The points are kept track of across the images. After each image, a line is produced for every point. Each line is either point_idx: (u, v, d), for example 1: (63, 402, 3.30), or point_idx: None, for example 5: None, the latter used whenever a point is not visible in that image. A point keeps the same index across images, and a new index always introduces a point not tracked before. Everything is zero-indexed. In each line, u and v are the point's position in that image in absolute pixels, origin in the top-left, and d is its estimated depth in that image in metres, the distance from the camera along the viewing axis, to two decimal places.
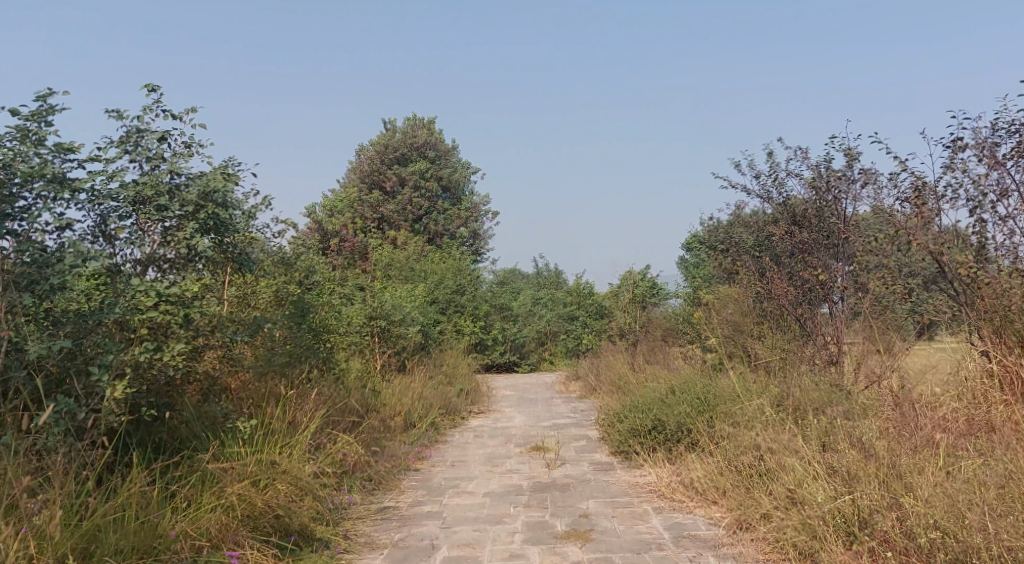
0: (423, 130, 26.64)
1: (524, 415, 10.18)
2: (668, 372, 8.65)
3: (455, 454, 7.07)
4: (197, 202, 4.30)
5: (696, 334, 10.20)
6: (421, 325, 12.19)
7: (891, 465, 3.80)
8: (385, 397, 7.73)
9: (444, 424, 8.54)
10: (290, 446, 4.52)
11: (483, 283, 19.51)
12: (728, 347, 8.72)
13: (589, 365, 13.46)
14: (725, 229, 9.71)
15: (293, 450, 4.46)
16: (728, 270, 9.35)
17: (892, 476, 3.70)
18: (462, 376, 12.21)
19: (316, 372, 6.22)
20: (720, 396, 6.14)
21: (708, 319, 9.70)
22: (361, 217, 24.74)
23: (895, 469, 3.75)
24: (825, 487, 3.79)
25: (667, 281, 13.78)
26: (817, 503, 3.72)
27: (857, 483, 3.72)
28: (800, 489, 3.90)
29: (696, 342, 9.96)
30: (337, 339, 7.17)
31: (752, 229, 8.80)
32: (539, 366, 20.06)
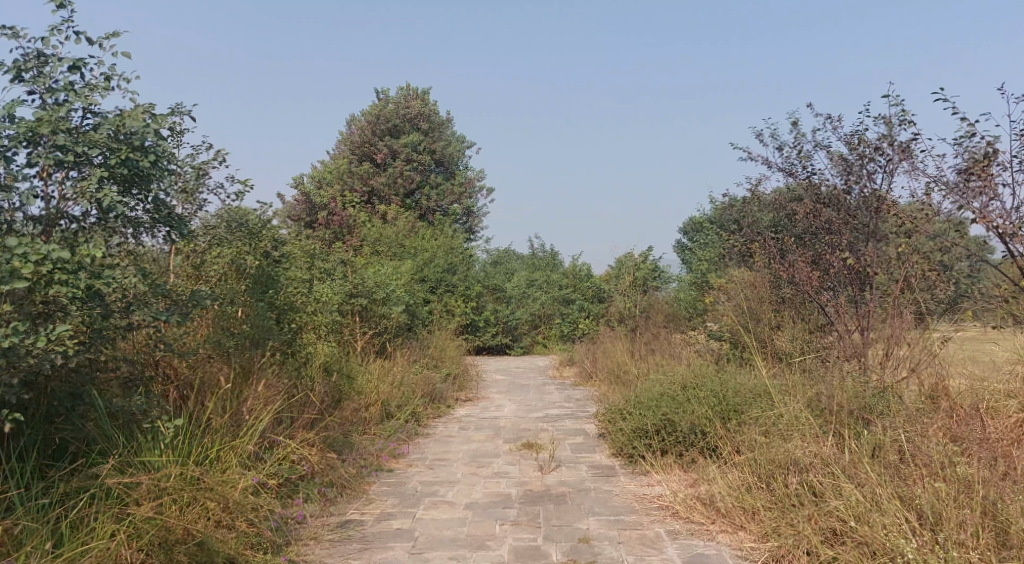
0: (417, 101, 25.68)
1: (515, 404, 9.39)
2: (674, 363, 7.86)
3: (436, 452, 6.26)
4: (110, 143, 3.45)
5: (704, 320, 9.41)
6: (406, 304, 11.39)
7: (993, 508, 3.05)
8: (360, 384, 6.92)
9: (426, 413, 7.74)
10: (229, 451, 3.73)
11: (475, 262, 18.69)
12: (741, 336, 7.92)
13: (585, 351, 12.66)
14: (738, 207, 8.90)
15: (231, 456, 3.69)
16: (741, 252, 8.55)
17: (1001, 528, 2.97)
18: (449, 359, 11.41)
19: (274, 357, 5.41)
20: (738, 396, 5.37)
21: (717, 304, 8.91)
22: (350, 190, 23.82)
23: (1001, 516, 3.01)
24: (911, 534, 3.04)
25: (670, 263, 13.00)
26: (901, 556, 2.95)
27: (954, 534, 2.97)
28: (870, 531, 3.15)
29: (703, 329, 9.15)
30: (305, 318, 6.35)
31: (769, 207, 8.00)
32: (532, 350, 19.25)
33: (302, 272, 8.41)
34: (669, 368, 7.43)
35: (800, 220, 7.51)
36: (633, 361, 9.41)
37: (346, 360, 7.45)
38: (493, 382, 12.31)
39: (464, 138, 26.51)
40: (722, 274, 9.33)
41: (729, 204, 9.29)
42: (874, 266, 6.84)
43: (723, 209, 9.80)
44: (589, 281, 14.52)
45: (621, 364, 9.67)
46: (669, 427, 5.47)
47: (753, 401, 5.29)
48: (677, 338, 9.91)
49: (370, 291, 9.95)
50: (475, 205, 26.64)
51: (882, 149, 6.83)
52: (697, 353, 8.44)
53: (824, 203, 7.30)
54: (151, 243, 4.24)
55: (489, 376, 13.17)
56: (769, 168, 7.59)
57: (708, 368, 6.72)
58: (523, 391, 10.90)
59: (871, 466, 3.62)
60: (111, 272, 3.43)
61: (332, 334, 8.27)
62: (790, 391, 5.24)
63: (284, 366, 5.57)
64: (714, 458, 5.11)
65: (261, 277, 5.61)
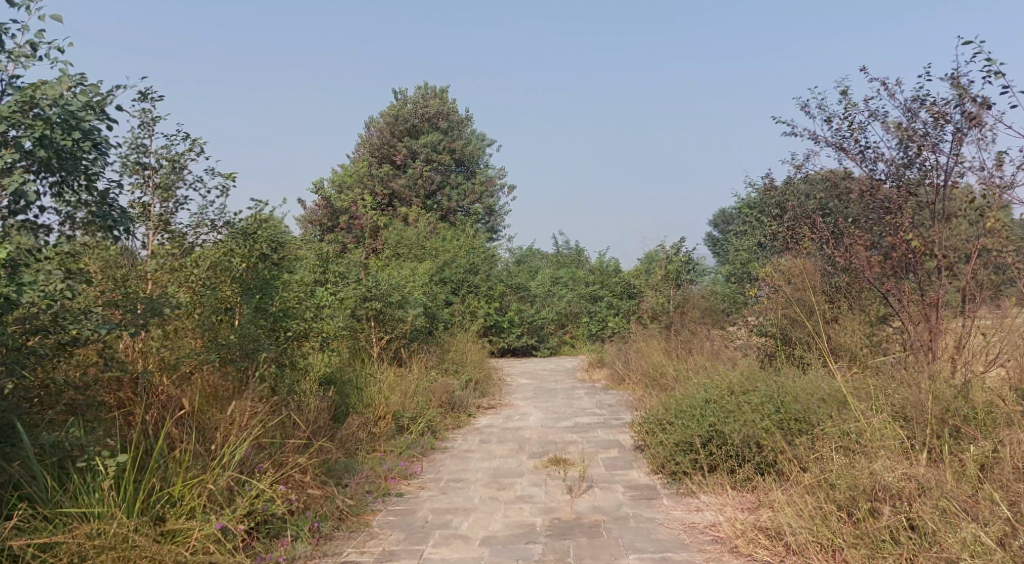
0: (436, 100, 25.11)
1: (542, 412, 8.68)
2: (716, 363, 7.13)
3: (453, 470, 5.59)
4: (25, 119, 2.88)
5: (745, 315, 8.64)
6: (425, 307, 10.78)
7: None
8: (366, 398, 6.28)
9: (444, 425, 7.09)
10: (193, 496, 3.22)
11: (498, 262, 18.03)
12: (789, 331, 7.16)
13: (616, 351, 11.91)
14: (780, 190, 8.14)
15: (192, 502, 3.20)
16: (785, 240, 7.79)
17: None
18: (472, 363, 10.77)
19: (265, 372, 4.82)
20: (797, 402, 4.66)
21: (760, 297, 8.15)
22: (370, 192, 23.32)
23: None
24: None
25: (704, 255, 12.21)
26: None
27: None
28: None
29: (745, 326, 8.38)
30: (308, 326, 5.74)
31: (817, 188, 7.27)
32: (560, 351, 18.51)
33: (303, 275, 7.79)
34: (712, 369, 6.70)
35: (855, 200, 6.77)
36: (669, 362, 8.66)
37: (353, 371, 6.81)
38: (519, 387, 11.63)
39: (485, 135, 25.87)
40: (764, 264, 8.55)
41: (770, 189, 8.53)
42: (941, 250, 6.07)
43: (763, 196, 9.04)
44: (618, 277, 13.77)
45: (656, 366, 8.93)
46: (718, 438, 4.78)
47: (816, 407, 4.58)
48: (717, 335, 9.15)
49: (385, 295, 9.34)
50: (498, 204, 25.98)
51: (948, 116, 6.05)
52: (739, 352, 7.68)
53: (881, 181, 6.57)
54: (96, 238, 3.71)
55: (515, 379, 12.50)
56: (816, 144, 6.86)
57: (757, 370, 5.99)
58: (551, 397, 10.20)
59: (991, 499, 2.92)
60: (33, 277, 2.86)
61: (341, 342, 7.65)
62: (859, 396, 4.51)
63: (277, 382, 4.97)
64: (774, 476, 4.40)
65: (251, 285, 5.09)
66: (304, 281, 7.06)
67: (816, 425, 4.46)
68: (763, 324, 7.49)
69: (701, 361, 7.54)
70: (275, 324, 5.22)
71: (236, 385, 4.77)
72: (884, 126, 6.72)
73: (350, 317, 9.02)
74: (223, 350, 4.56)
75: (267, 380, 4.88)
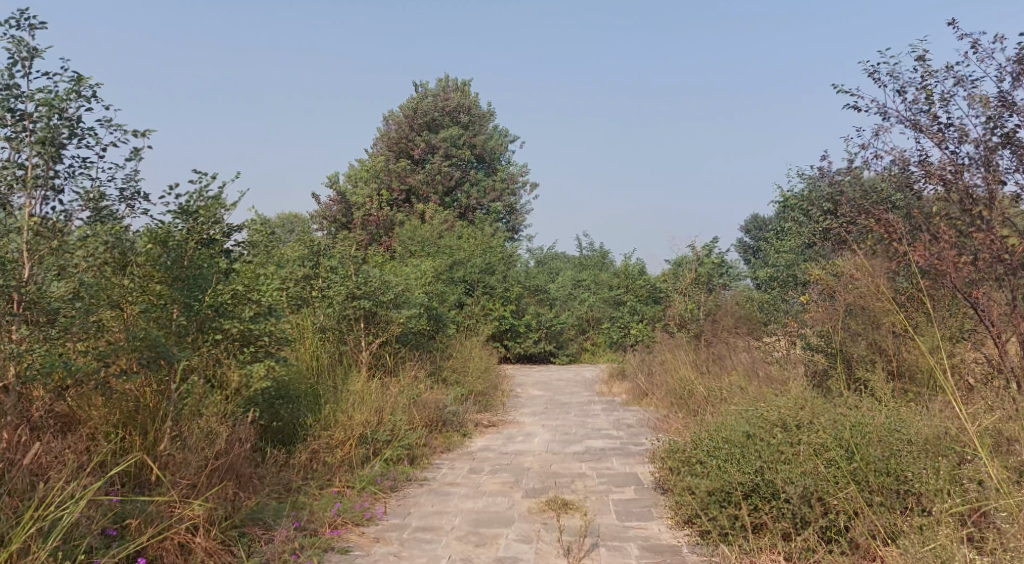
0: (456, 93, 24.06)
1: (549, 432, 7.50)
2: (756, 386, 5.93)
3: (424, 513, 4.44)
4: None
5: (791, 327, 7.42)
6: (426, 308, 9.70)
7: None
8: (326, 421, 5.14)
9: (429, 449, 5.96)
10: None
11: (517, 263, 16.86)
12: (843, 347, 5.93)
13: (639, 363, 10.66)
14: (836, 179, 6.91)
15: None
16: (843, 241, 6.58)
17: None
18: (476, 372, 9.63)
19: (186, 387, 3.88)
20: (878, 448, 3.51)
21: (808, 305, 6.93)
22: (386, 187, 22.27)
23: None
24: None
25: (740, 257, 10.99)
26: None
27: None
28: None
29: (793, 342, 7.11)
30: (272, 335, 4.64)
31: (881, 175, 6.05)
32: (579, 358, 17.28)
33: (267, 275, 6.67)
34: (753, 394, 5.48)
35: (930, 188, 5.52)
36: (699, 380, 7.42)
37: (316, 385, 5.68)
38: (530, 399, 10.47)
39: (507, 131, 24.74)
40: (815, 267, 7.33)
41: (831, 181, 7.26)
42: None
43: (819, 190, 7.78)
44: (644, 280, 12.49)
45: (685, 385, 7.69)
46: (768, 489, 3.62)
47: (907, 458, 3.44)
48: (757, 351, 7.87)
49: (376, 293, 8.21)
50: (519, 202, 24.82)
51: None
52: (784, 372, 6.42)
53: (964, 165, 5.33)
54: None
55: (526, 390, 11.34)
56: (884, 119, 5.64)
57: (814, 397, 4.77)
58: (562, 412, 9.00)
59: None
60: None
61: (313, 351, 6.52)
62: (971, 452, 3.39)
63: (202, 399, 4.04)
64: (849, 554, 3.24)
65: (176, 272, 4.19)
66: (265, 274, 5.95)
67: (914, 487, 3.33)
68: (814, 338, 6.25)
69: (739, 383, 6.31)
70: (205, 324, 4.28)
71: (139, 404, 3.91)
72: (970, 97, 5.49)
73: (333, 318, 7.90)
74: (114, 355, 3.70)
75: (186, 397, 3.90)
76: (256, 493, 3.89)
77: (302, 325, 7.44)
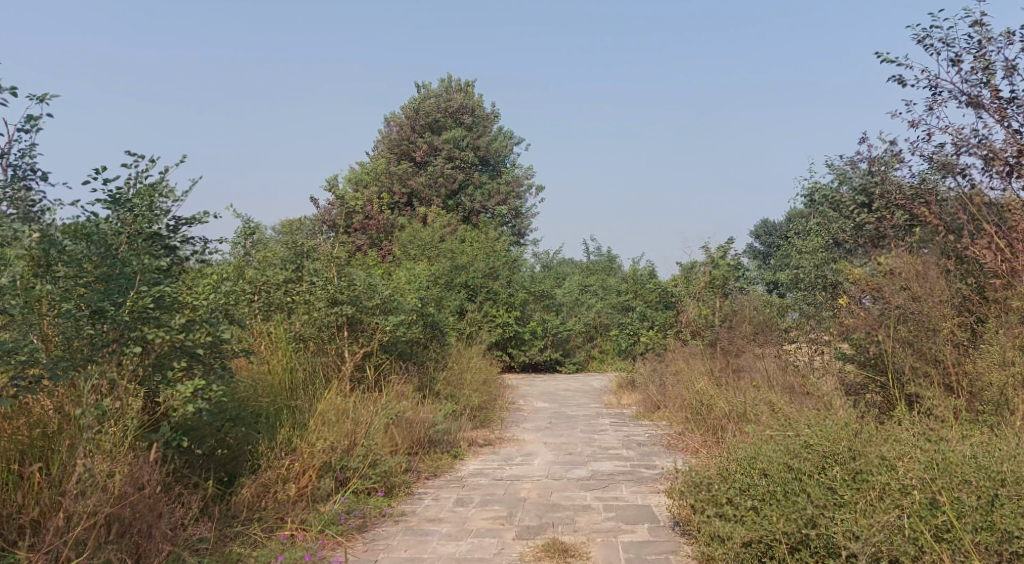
0: (460, 94, 23.31)
1: (551, 452, 6.69)
2: (791, 406, 5.14)
3: (393, 562, 3.65)
4: None
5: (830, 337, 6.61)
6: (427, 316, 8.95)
7: None
8: (282, 447, 4.36)
9: (409, 478, 5.19)
10: None
11: (522, 267, 16.03)
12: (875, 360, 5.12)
13: (650, 373, 9.84)
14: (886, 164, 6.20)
15: None
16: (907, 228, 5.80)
17: None
18: (474, 384, 8.85)
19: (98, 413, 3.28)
20: (970, 494, 2.77)
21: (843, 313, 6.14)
22: (387, 191, 21.54)
23: None
24: None
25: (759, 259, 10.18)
26: None
27: None
28: None
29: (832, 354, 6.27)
30: (209, 346, 3.88)
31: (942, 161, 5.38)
32: (587, 366, 16.45)
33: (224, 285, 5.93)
34: (786, 416, 4.68)
35: (992, 173, 4.78)
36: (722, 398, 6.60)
37: (276, 409, 4.91)
38: (532, 412, 9.67)
39: (512, 132, 23.95)
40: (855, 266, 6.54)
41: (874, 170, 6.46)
42: None
43: (858, 180, 6.96)
44: (653, 283, 11.36)
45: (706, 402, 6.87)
46: (822, 543, 2.93)
47: (1009, 507, 2.69)
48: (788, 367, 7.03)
49: (360, 299, 7.45)
50: (525, 206, 24.01)
51: None
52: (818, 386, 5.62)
53: None
54: None
55: (529, 403, 10.54)
56: (935, 94, 4.93)
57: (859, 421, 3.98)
58: (567, 428, 8.20)
59: None
60: None
61: (270, 384, 5.84)
62: None
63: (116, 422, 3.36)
64: None
65: (97, 273, 3.59)
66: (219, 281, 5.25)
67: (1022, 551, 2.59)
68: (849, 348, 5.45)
69: (768, 401, 5.50)
70: (129, 330, 3.58)
71: (44, 433, 3.37)
72: None
73: (313, 327, 7.14)
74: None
75: (99, 421, 3.32)
76: (174, 546, 3.35)
77: (275, 337, 6.68)
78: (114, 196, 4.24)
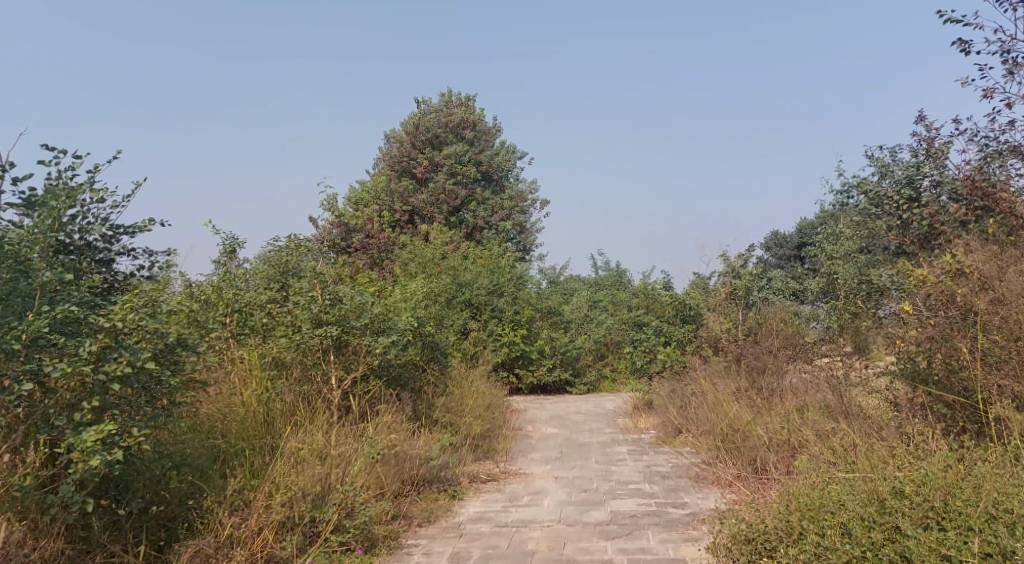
0: (461, 108, 22.65)
1: (563, 489, 5.88)
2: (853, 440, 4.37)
3: None
4: None
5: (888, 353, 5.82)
6: (426, 337, 8.21)
7: None
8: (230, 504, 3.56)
9: (397, 531, 4.39)
10: None
11: (528, 283, 15.24)
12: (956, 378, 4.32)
13: (669, 395, 9.03)
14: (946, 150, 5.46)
15: None
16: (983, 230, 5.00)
17: None
18: (477, 411, 8.04)
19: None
20: None
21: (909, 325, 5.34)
22: (387, 208, 20.85)
23: None
24: None
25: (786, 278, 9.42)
26: None
27: None
28: None
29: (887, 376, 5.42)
30: (137, 383, 3.14)
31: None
32: (598, 387, 15.60)
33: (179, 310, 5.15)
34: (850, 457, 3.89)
35: None
36: (759, 425, 5.77)
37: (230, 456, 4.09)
38: (542, 439, 8.85)
39: (515, 146, 23.27)
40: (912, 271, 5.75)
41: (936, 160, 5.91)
42: None
43: (908, 168, 6.18)
44: (669, 296, 10.55)
45: (742, 429, 6.04)
46: None
47: None
48: (829, 388, 6.20)
49: (347, 318, 6.67)
50: (530, 221, 23.28)
51: None
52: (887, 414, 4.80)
53: None
54: None
55: (538, 429, 9.72)
56: None
57: (953, 464, 3.19)
58: (581, 458, 7.38)
59: None
60: None
61: (229, 433, 5.02)
62: None
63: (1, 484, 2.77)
64: None
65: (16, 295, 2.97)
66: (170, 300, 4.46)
67: None
68: (915, 364, 4.67)
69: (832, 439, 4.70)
70: (26, 361, 2.83)
71: None
72: None
73: (294, 352, 6.37)
74: None
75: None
76: None
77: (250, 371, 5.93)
78: (26, 199, 3.45)
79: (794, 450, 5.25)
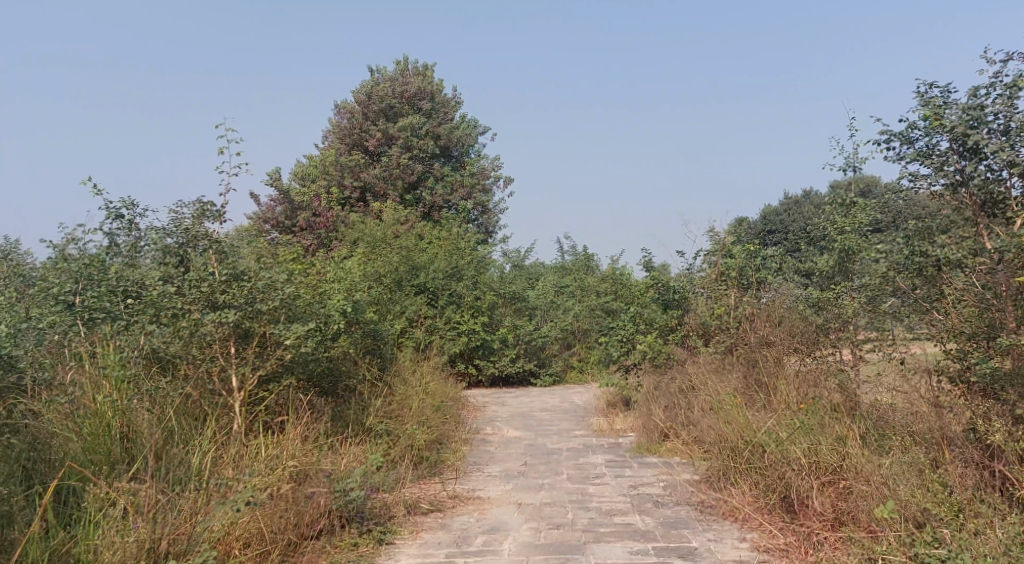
0: (417, 77, 20.94)
1: (528, 523, 4.47)
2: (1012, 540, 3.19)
3: None
4: None
5: None
6: (364, 326, 6.71)
7: None
8: None
9: None
10: None
11: (489, 265, 13.76)
12: None
13: (652, 392, 7.68)
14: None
15: None
16: None
17: None
18: (425, 415, 6.58)
19: None
20: None
21: None
22: (336, 185, 19.10)
23: None
24: None
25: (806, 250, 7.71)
26: None
27: None
28: None
29: (954, 381, 4.11)
30: None
31: None
32: (565, 379, 14.25)
33: None
34: None
35: None
36: (788, 441, 4.43)
37: None
38: (503, 445, 7.44)
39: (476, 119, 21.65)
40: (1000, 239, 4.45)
41: (1012, 97, 4.58)
42: None
43: (969, 109, 4.72)
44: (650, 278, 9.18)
45: (760, 444, 4.68)
46: None
47: None
48: (871, 392, 4.83)
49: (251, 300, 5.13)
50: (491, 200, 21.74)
51: None
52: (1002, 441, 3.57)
53: None
54: None
55: (499, 431, 8.30)
56: None
57: None
58: (550, 472, 6.00)
59: None
60: None
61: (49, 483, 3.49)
62: None
63: None
64: None
65: None
66: None
67: None
68: None
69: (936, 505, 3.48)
70: None
71: None
72: None
73: (179, 344, 4.84)
74: None
75: None
76: None
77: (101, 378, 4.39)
78: None
79: (845, 483, 3.93)
